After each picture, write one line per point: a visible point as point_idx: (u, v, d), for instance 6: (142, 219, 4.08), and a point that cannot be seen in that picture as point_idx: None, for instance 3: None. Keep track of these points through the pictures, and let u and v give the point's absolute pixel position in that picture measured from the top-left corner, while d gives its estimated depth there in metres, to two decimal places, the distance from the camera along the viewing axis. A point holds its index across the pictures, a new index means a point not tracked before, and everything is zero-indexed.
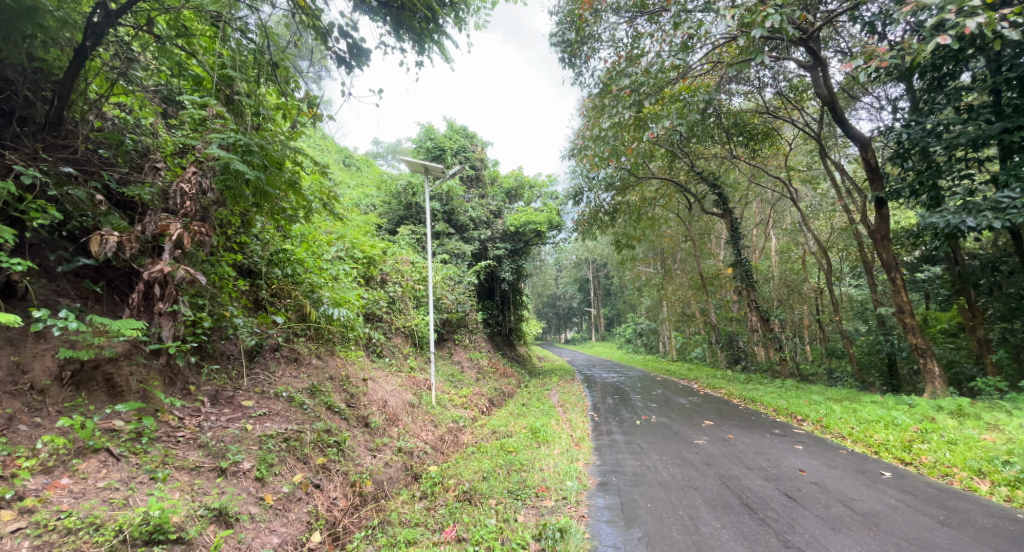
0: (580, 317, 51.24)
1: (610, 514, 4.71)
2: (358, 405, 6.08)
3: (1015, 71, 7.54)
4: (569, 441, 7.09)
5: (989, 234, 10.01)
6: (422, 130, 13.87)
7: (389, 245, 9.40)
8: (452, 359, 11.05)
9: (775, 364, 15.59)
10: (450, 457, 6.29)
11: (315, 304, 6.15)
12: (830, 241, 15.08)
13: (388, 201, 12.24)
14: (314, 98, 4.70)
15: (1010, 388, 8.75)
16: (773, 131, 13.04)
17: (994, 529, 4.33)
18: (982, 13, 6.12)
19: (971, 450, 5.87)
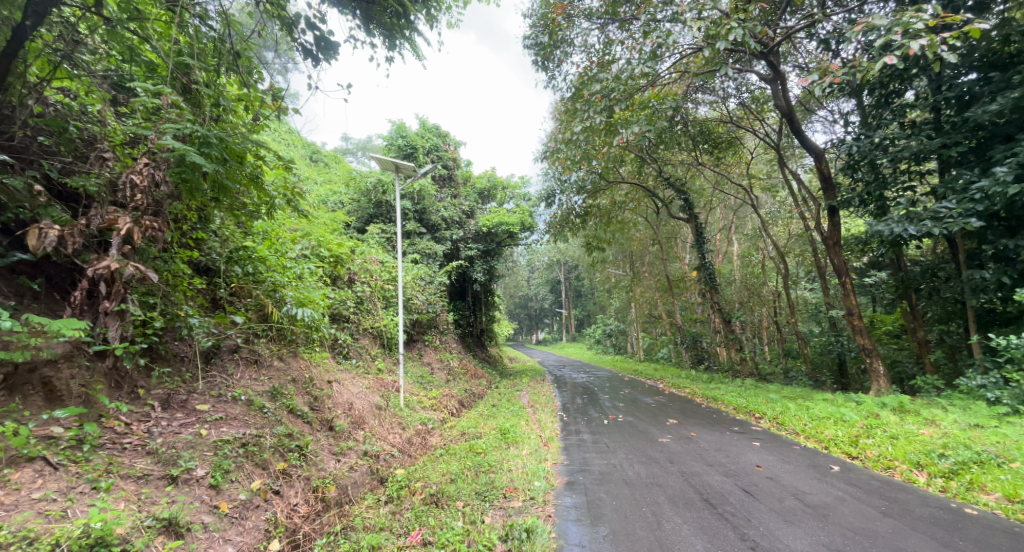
0: (551, 318, 51.53)
1: (577, 512, 4.71)
2: (322, 409, 5.90)
3: (953, 90, 8.20)
4: (538, 442, 7.06)
5: (930, 241, 10.51)
6: (393, 128, 13.60)
7: (357, 244, 9.21)
8: (422, 360, 10.89)
9: (736, 364, 16.07)
10: (418, 460, 6.16)
11: (277, 304, 5.91)
12: (787, 246, 15.62)
13: (357, 199, 11.96)
14: (278, 90, 4.58)
15: (947, 386, 9.23)
16: (736, 140, 13.41)
17: (929, 518, 4.52)
18: (924, 36, 6.50)
19: (911, 444, 6.12)
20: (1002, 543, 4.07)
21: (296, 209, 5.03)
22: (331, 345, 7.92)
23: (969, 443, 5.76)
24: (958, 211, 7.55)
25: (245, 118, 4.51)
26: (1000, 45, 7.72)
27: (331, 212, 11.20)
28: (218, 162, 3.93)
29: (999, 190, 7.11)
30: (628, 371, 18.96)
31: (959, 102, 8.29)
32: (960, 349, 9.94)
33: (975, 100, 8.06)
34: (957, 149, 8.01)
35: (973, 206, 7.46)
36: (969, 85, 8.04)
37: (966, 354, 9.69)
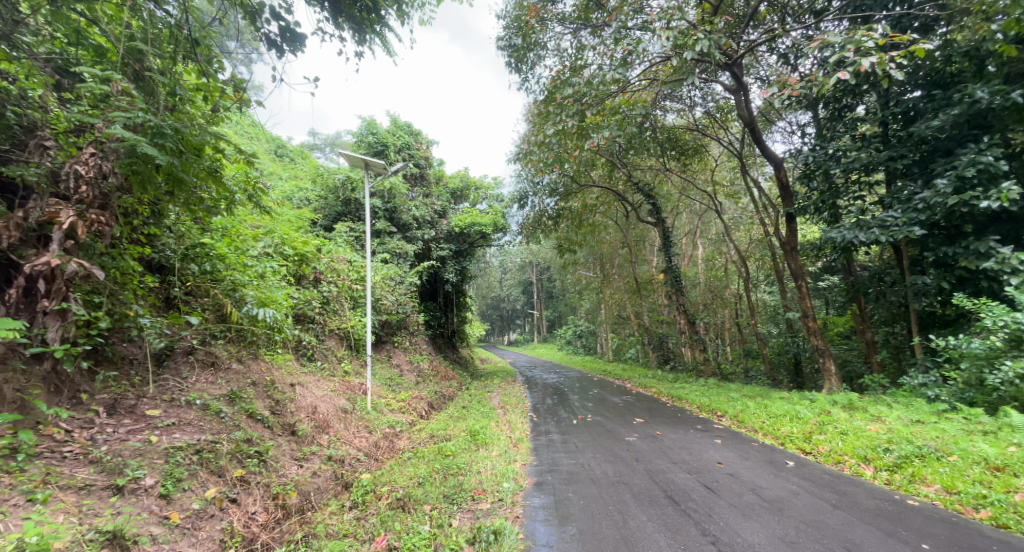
0: (523, 318, 51.68)
1: (545, 513, 4.67)
2: (284, 413, 5.71)
3: (899, 106, 8.64)
4: (508, 443, 7.01)
5: (876, 248, 10.91)
6: (363, 124, 13.32)
7: (324, 243, 8.98)
8: (391, 362, 10.68)
9: (700, 365, 16.44)
10: (384, 464, 5.99)
11: (237, 304, 5.66)
12: (748, 250, 16.10)
13: (324, 196, 11.67)
14: (240, 80, 4.40)
15: (892, 385, 9.67)
16: (702, 147, 13.72)
17: (876, 509, 4.67)
18: (874, 54, 6.81)
19: (859, 439, 6.36)
20: (941, 532, 4.24)
21: (257, 205, 4.86)
22: (295, 347, 7.70)
23: (912, 438, 6.01)
24: (901, 220, 7.89)
25: (204, 109, 4.33)
26: (943, 65, 8.08)
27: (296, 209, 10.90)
28: (173, 155, 3.75)
29: (939, 201, 7.52)
30: (598, 371, 19.12)
31: (905, 117, 8.72)
32: (904, 349, 10.47)
33: (919, 116, 8.48)
34: (902, 162, 8.43)
35: (916, 215, 7.82)
36: (915, 101, 8.43)
37: (909, 354, 10.16)
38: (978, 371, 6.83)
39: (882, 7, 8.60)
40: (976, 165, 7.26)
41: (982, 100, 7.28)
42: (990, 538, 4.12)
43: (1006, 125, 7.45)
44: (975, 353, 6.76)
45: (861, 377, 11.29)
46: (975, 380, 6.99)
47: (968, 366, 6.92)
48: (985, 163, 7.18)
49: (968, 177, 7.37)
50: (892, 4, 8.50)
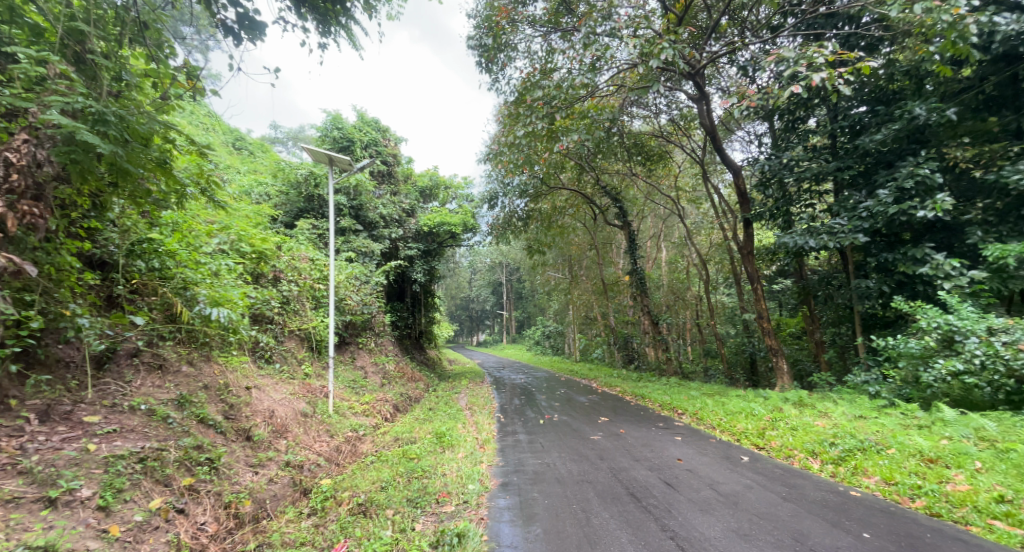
0: (492, 319, 51.60)
1: (509, 514, 4.63)
2: (239, 418, 5.47)
3: (847, 119, 9.07)
4: (474, 445, 6.92)
5: (825, 253, 11.42)
6: (328, 118, 12.94)
7: (284, 240, 8.70)
8: (354, 363, 10.41)
9: (662, 364, 16.82)
10: (346, 469, 5.81)
11: (188, 303, 5.38)
12: (708, 254, 16.59)
13: (285, 191, 11.29)
14: (194, 68, 4.19)
15: (838, 382, 10.14)
16: (667, 154, 14.00)
17: (823, 501, 4.83)
18: (824, 70, 7.11)
19: (807, 434, 6.60)
20: (880, 521, 4.40)
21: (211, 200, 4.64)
22: (252, 348, 7.44)
23: (855, 433, 6.27)
24: (848, 227, 8.26)
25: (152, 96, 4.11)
26: (886, 82, 8.63)
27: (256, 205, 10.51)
28: (117, 144, 3.53)
29: (881, 210, 7.88)
30: (566, 372, 19.23)
31: (852, 130, 9.15)
32: (848, 349, 11.01)
33: (864, 130, 8.97)
34: (848, 173, 8.81)
35: (861, 223, 8.17)
36: (860, 116, 8.92)
37: (853, 353, 10.71)
38: (914, 369, 7.19)
39: (832, 26, 9.03)
40: (915, 177, 7.67)
41: (919, 117, 7.76)
42: (924, 526, 4.30)
43: (941, 141, 8.08)
44: (911, 352, 7.10)
45: (810, 375, 11.79)
46: (910, 378, 7.37)
47: (905, 365, 7.29)
48: (922, 175, 7.59)
49: (907, 189, 7.78)
50: (841, 24, 8.94)
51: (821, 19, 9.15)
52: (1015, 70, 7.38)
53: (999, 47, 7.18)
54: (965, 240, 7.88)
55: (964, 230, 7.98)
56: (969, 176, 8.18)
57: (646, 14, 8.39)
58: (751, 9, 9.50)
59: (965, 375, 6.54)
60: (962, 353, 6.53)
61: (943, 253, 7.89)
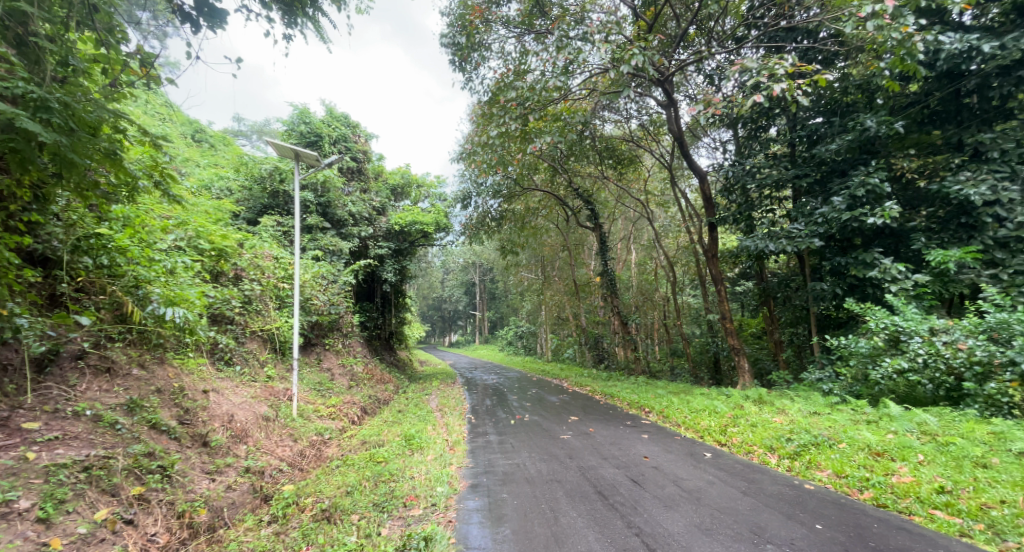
0: (465, 320, 51.82)
1: (479, 515, 4.96)
2: (195, 423, 5.70)
3: (805, 129, 9.82)
4: (444, 446, 7.38)
5: (784, 257, 12.23)
6: (295, 112, 12.98)
7: (247, 237, 8.82)
8: (320, 366, 10.60)
9: (631, 363, 17.55)
10: (310, 475, 6.14)
11: (140, 303, 5.66)
12: (675, 256, 17.41)
13: (248, 186, 11.29)
14: (147, 55, 4.37)
15: (794, 380, 10.90)
16: (637, 158, 14.72)
17: (780, 494, 5.11)
18: (784, 81, 7.74)
19: (766, 430, 7.05)
20: (831, 512, 4.65)
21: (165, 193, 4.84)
22: (211, 350, 7.57)
23: (810, 429, 6.70)
24: (805, 232, 8.98)
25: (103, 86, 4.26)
26: (840, 95, 9.38)
27: (214, 200, 10.47)
28: (63, 132, 3.69)
29: (835, 216, 8.60)
30: (538, 372, 19.84)
31: (809, 139, 9.91)
32: (804, 348, 11.83)
33: (820, 139, 9.68)
34: (806, 180, 9.55)
35: (817, 228, 8.91)
36: (817, 126, 9.65)
37: (809, 352, 11.56)
38: (864, 367, 7.92)
39: (793, 39, 9.66)
40: (866, 186, 8.39)
41: (871, 128, 8.45)
42: (871, 516, 4.52)
43: (890, 152, 8.93)
44: (861, 351, 7.82)
45: (769, 373, 12.59)
46: (860, 376, 8.06)
47: (856, 363, 8.01)
48: (872, 185, 8.32)
49: (859, 196, 8.50)
50: (801, 37, 9.57)
51: (782, 32, 9.74)
52: (958, 86, 8.20)
53: (944, 64, 7.95)
54: (911, 246, 8.60)
55: (909, 236, 8.74)
56: (914, 187, 9.00)
57: (617, 21, 8.97)
58: (717, 20, 9.94)
59: (909, 373, 7.22)
60: (907, 352, 7.27)
61: (890, 258, 8.62)
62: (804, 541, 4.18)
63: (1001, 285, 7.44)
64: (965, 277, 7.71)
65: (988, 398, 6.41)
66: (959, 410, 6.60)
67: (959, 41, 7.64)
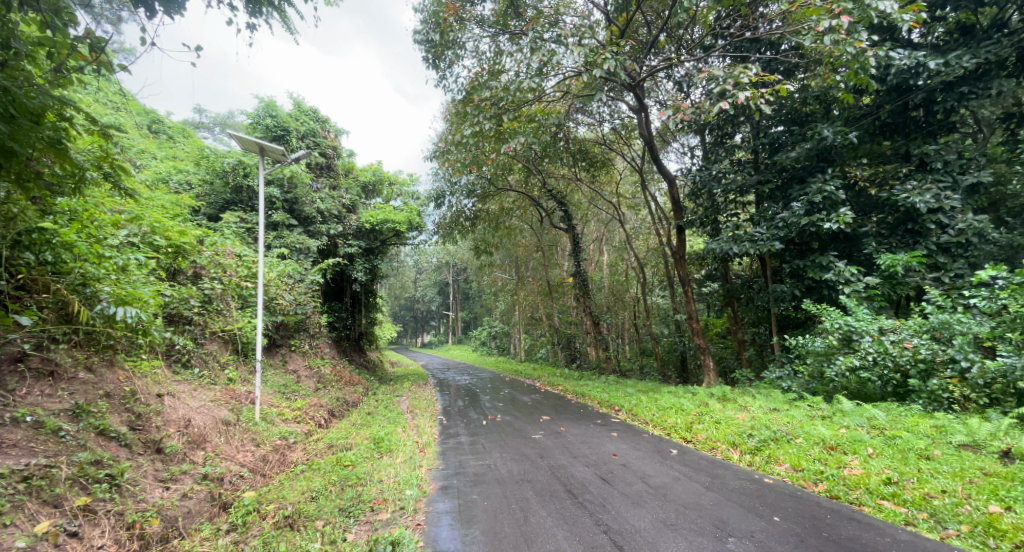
0: (438, 320, 51.44)
1: (449, 517, 4.99)
2: (148, 428, 5.42)
3: (767, 137, 10.19)
4: (414, 448, 7.35)
5: (747, 259, 12.63)
6: (261, 105, 12.69)
7: (207, 234, 8.57)
8: (285, 368, 10.39)
9: (602, 362, 17.80)
10: (272, 481, 5.94)
11: (89, 302, 5.41)
12: (645, 257, 17.75)
13: (209, 180, 10.92)
14: (98, 40, 4.18)
15: (756, 378, 11.27)
16: (609, 161, 14.96)
17: (741, 488, 5.32)
18: (748, 89, 8.03)
19: (729, 427, 7.28)
20: (789, 504, 4.86)
21: (115, 184, 4.84)
22: (166, 352, 7.30)
23: (770, 425, 6.96)
24: (766, 235, 9.31)
25: (47, 69, 4.11)
26: (800, 105, 9.80)
27: (171, 194, 10.09)
28: (2, 119, 3.58)
29: (794, 221, 8.94)
30: (510, 371, 19.98)
31: (771, 146, 10.29)
32: (766, 347, 12.27)
33: (781, 147, 10.07)
34: (767, 186, 9.90)
35: (778, 232, 9.24)
36: (778, 134, 10.05)
37: (771, 351, 11.99)
38: (819, 365, 8.25)
39: (756, 50, 10.08)
40: (822, 193, 8.74)
41: (827, 138, 8.84)
42: (825, 507, 4.75)
43: (844, 160, 9.37)
44: (817, 350, 8.14)
45: (733, 371, 12.99)
46: (816, 373, 8.41)
47: (812, 361, 8.35)
48: (828, 192, 8.67)
49: (816, 203, 8.86)
50: (764, 48, 9.97)
51: (747, 43, 10.14)
52: (906, 99, 8.68)
53: (893, 78, 8.39)
54: (862, 250, 9.02)
55: (862, 241, 9.15)
56: (866, 195, 9.43)
57: (590, 26, 9.14)
58: (686, 28, 10.18)
59: (861, 370, 7.58)
60: (859, 351, 7.63)
61: (844, 261, 9.01)
62: (763, 533, 4.36)
63: (943, 287, 8.03)
64: (910, 279, 8.18)
65: (930, 393, 6.78)
66: (904, 405, 6.97)
67: (907, 58, 8.04)
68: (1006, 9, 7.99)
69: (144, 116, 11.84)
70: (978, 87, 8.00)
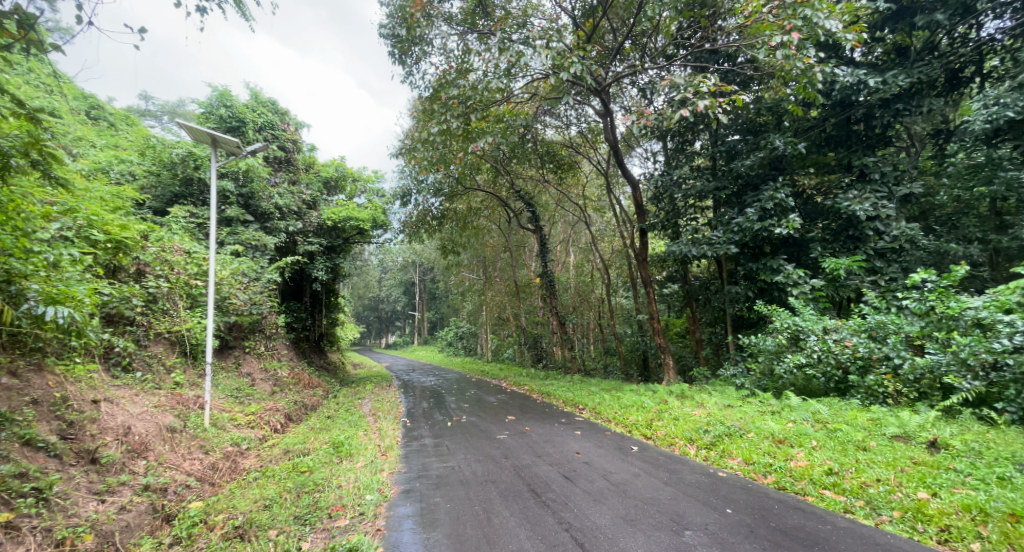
0: (403, 321, 50.79)
1: (411, 521, 5.00)
2: (81, 437, 5.20)
3: (724, 145, 10.68)
4: (375, 452, 7.30)
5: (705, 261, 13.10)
6: (215, 93, 12.24)
7: (152, 229, 8.22)
8: (239, 371, 10.08)
9: (567, 361, 18.05)
10: (222, 489, 5.79)
11: (14, 302, 5.05)
12: (610, 259, 18.15)
13: (157, 172, 10.45)
14: (28, 16, 3.93)
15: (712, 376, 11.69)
16: (576, 164, 15.21)
17: (697, 483, 5.55)
18: (707, 98, 8.34)
19: (686, 423, 7.56)
20: (741, 497, 5.11)
21: (45, 174, 4.50)
22: (105, 355, 6.94)
23: (724, 420, 7.28)
24: (722, 238, 9.66)
25: None
26: (754, 115, 10.17)
27: (114, 185, 9.59)
28: None
29: (748, 226, 9.33)
30: (476, 372, 20.03)
31: (728, 154, 10.75)
32: (722, 346, 12.77)
33: (737, 154, 10.54)
34: (724, 193, 10.29)
35: (733, 235, 9.60)
36: (735, 143, 10.53)
37: (727, 350, 12.48)
38: (770, 363, 8.66)
39: (715, 61, 10.49)
40: (774, 200, 9.18)
41: (779, 147, 9.30)
42: (773, 498, 5.02)
43: (793, 169, 9.82)
44: (768, 349, 8.55)
45: (690, 369, 13.44)
46: (767, 370, 8.82)
47: (764, 359, 8.75)
48: (779, 199, 9.11)
49: (768, 209, 9.29)
50: (722, 60, 10.42)
51: (707, 54, 10.58)
52: (848, 113, 9.36)
53: (837, 94, 8.94)
54: (809, 255, 9.52)
55: (809, 245, 9.64)
56: (813, 203, 9.95)
57: (557, 30, 9.32)
58: (650, 36, 10.46)
59: (807, 367, 8.01)
60: (805, 349, 8.05)
61: (793, 265, 9.51)
62: (716, 525, 4.58)
63: (879, 290, 8.59)
64: (852, 282, 8.67)
65: (868, 389, 7.26)
66: (845, 400, 7.42)
67: (850, 74, 8.55)
68: (936, 33, 8.78)
69: (84, 101, 11.18)
70: (911, 105, 8.71)
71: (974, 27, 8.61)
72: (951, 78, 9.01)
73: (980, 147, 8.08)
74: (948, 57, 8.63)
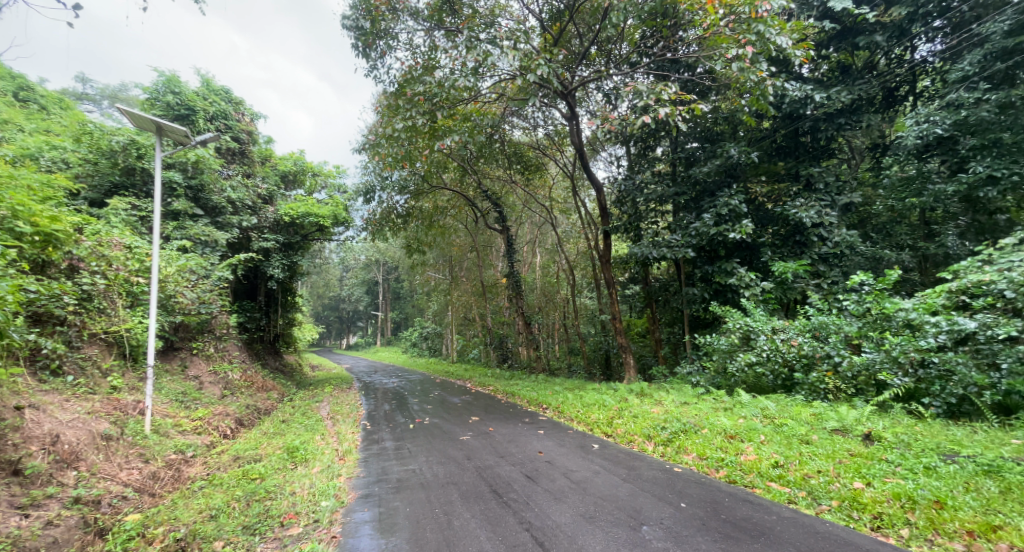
0: (366, 321, 49.73)
1: (369, 527, 4.86)
2: (4, 447, 4.81)
3: (683, 152, 10.95)
4: (332, 457, 7.07)
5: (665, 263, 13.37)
6: (162, 79, 11.69)
7: (88, 222, 7.70)
8: (185, 374, 9.59)
9: (532, 361, 18.07)
10: (163, 500, 5.48)
11: None
12: (575, 260, 18.31)
13: (97, 162, 9.84)
14: None
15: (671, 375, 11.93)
16: (542, 165, 15.24)
17: (655, 478, 5.62)
18: (668, 105, 8.51)
19: (644, 421, 7.66)
20: (696, 491, 5.20)
21: None
22: (31, 357, 6.45)
23: (680, 418, 7.42)
24: (680, 242, 9.85)
25: None
26: (712, 123, 10.41)
27: (45, 174, 8.94)
28: None
29: (704, 230, 9.57)
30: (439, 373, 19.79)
31: (687, 160, 11.02)
32: (680, 345, 13.06)
33: (695, 161, 10.82)
34: (682, 198, 10.52)
35: (690, 240, 9.81)
36: (693, 150, 10.81)
37: (685, 349, 12.77)
38: (723, 361, 8.89)
39: (676, 70, 10.69)
40: (728, 206, 9.46)
41: (734, 156, 9.61)
42: (725, 492, 5.13)
43: (746, 177, 10.26)
44: (721, 348, 8.79)
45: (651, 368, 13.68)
46: (721, 368, 9.04)
47: (718, 358, 8.98)
48: (733, 205, 9.41)
49: (723, 214, 9.56)
50: (682, 70, 10.63)
51: (669, 63, 10.79)
52: (796, 126, 9.73)
53: (787, 107, 9.36)
54: (760, 258, 9.88)
55: (760, 249, 9.97)
56: (764, 209, 10.30)
57: (524, 30, 9.25)
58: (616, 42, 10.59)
59: (756, 365, 8.26)
60: (756, 349, 8.31)
61: (745, 267, 9.81)
62: (671, 519, 4.64)
63: (823, 292, 8.99)
64: (798, 285, 9.04)
65: (811, 386, 7.55)
66: (790, 396, 7.67)
67: (799, 89, 8.89)
68: (875, 54, 9.31)
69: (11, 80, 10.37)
70: (853, 120, 9.20)
71: (908, 50, 9.18)
72: (888, 96, 9.51)
73: (911, 161, 8.66)
74: (885, 77, 9.21)
